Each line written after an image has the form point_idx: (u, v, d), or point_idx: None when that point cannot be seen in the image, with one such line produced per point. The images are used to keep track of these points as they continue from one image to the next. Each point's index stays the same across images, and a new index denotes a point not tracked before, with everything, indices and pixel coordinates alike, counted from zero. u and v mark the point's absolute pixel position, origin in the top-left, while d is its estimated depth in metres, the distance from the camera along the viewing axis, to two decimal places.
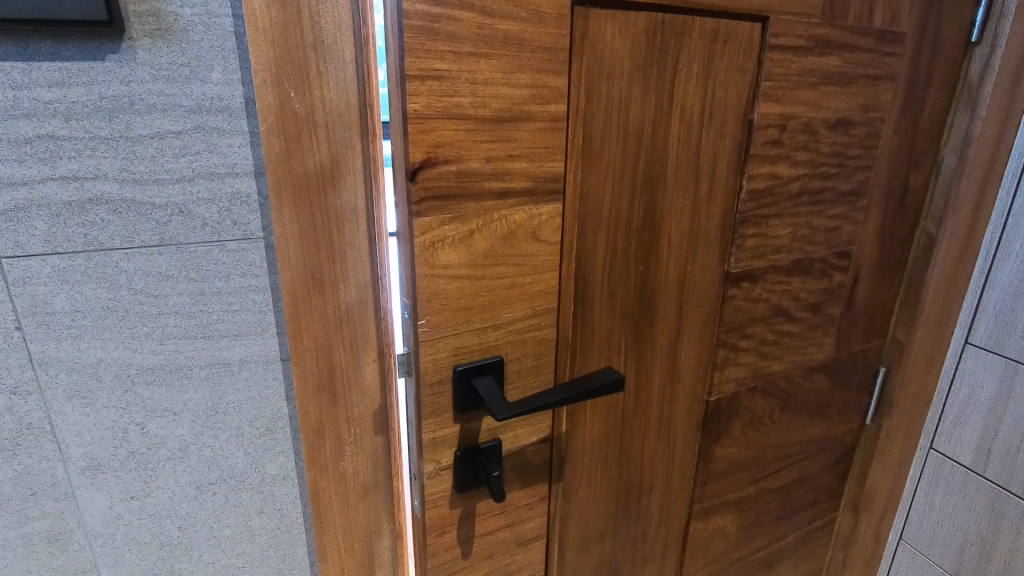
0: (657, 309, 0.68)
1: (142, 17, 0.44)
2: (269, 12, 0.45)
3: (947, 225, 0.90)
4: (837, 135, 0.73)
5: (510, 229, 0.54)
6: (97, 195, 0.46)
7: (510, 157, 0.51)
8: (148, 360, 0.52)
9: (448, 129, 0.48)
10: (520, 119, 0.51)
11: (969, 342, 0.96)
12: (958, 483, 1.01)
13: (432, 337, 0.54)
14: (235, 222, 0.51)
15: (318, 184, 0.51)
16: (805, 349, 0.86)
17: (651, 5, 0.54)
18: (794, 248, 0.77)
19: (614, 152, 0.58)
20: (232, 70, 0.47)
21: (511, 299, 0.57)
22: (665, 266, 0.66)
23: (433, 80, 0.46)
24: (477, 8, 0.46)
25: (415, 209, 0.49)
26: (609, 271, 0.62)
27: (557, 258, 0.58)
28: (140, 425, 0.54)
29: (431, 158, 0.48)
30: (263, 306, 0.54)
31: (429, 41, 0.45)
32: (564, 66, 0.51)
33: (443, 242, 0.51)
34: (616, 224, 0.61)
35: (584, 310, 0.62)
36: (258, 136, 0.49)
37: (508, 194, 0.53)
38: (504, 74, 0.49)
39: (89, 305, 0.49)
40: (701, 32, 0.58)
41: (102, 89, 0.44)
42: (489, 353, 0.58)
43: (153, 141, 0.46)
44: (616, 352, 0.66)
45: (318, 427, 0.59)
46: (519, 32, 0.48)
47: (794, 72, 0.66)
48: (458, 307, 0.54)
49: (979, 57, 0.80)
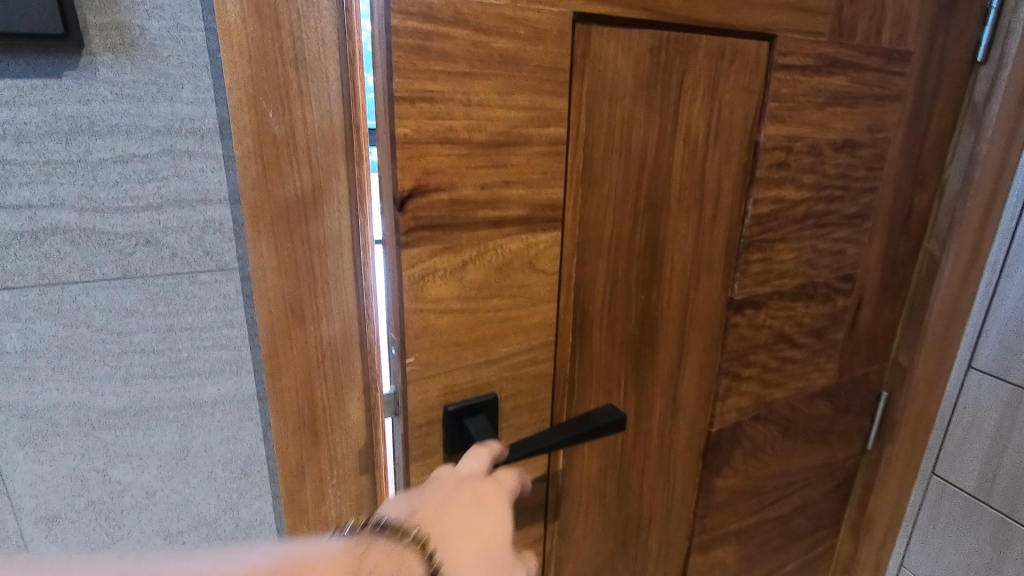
0: (659, 339, 0.64)
1: (103, 30, 0.40)
2: (246, 26, 0.41)
3: (950, 247, 0.87)
4: (843, 156, 0.71)
5: (505, 259, 0.51)
6: (53, 225, 0.42)
7: (505, 184, 0.48)
8: (110, 402, 0.48)
9: (439, 154, 0.44)
10: (517, 143, 0.47)
11: (971, 366, 0.93)
12: (961, 510, 0.99)
13: (421, 374, 0.50)
14: (208, 252, 0.47)
15: (298, 212, 0.47)
16: (808, 375, 0.83)
17: (655, 23, 0.51)
18: (798, 273, 0.74)
19: (616, 177, 0.54)
20: (204, 88, 0.43)
21: (506, 333, 0.53)
22: (667, 295, 0.63)
23: (423, 102, 0.42)
24: (472, 25, 0.42)
25: (404, 240, 0.45)
26: (610, 300, 0.59)
27: (556, 288, 0.55)
28: (102, 471, 0.49)
29: (421, 186, 0.44)
30: (238, 341, 0.50)
31: (419, 60, 0.41)
32: (564, 87, 0.48)
33: (434, 275, 0.47)
34: (617, 251, 0.57)
35: (583, 342, 0.59)
36: (233, 160, 0.45)
37: (503, 223, 0.49)
38: (500, 95, 0.45)
39: (44, 343, 0.45)
40: (707, 51, 0.55)
41: (58, 109, 0.40)
42: (482, 391, 0.54)
43: (115, 166, 0.42)
44: (616, 384, 0.63)
45: (298, 470, 0.54)
46: (517, 51, 0.45)
47: (801, 93, 0.63)
48: (450, 343, 0.50)
49: (985, 77, 0.78)
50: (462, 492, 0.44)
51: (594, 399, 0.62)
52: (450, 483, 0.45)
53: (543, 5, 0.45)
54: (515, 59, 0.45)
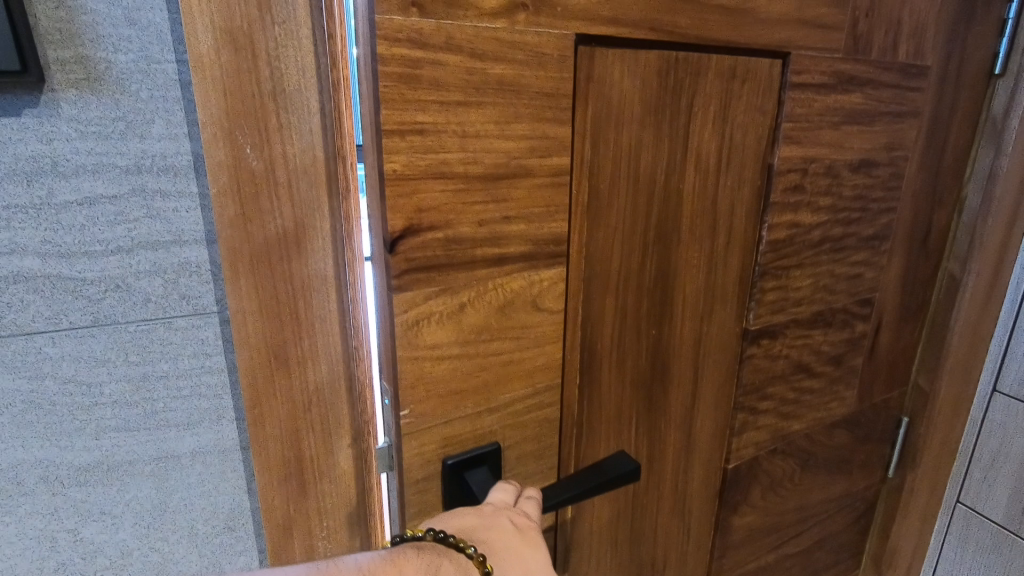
0: (672, 374, 0.61)
1: (66, 65, 0.37)
2: (219, 57, 0.38)
3: (972, 266, 0.82)
4: (859, 176, 0.67)
5: (506, 300, 0.47)
6: (15, 273, 0.39)
7: (504, 220, 0.45)
8: (80, 458, 0.45)
9: (431, 190, 0.41)
10: (517, 175, 0.44)
11: (997, 390, 0.87)
12: (990, 542, 0.92)
13: (416, 427, 0.46)
14: (184, 296, 0.44)
15: (279, 251, 0.44)
16: (827, 405, 0.79)
17: (662, 43, 0.48)
18: (816, 300, 0.70)
19: (623, 207, 0.51)
20: (177, 123, 0.40)
21: (509, 378, 0.50)
22: (680, 328, 0.59)
23: (413, 134, 0.39)
24: (465, 50, 0.39)
25: (395, 284, 0.42)
26: (618, 337, 0.55)
27: (561, 327, 0.51)
28: (72, 531, 0.46)
29: (413, 225, 0.41)
30: (218, 389, 0.47)
31: (407, 89, 0.38)
32: (567, 114, 0.45)
33: (428, 319, 0.44)
34: (625, 285, 0.54)
35: (591, 382, 0.55)
36: (209, 198, 0.42)
37: (503, 261, 0.46)
38: (497, 125, 0.42)
39: (7, 398, 0.42)
40: (719, 71, 0.52)
41: (19, 150, 0.37)
42: (485, 441, 0.50)
43: (82, 208, 0.40)
44: (627, 427, 0.59)
45: (285, 523, 0.51)
46: (515, 76, 0.42)
47: (816, 112, 0.60)
48: (447, 391, 0.47)
49: (1003, 89, 0.75)
50: (503, 514, 0.44)
51: (603, 443, 0.58)
52: (485, 508, 0.44)
53: (543, 26, 0.42)
54: (511, 86, 0.42)
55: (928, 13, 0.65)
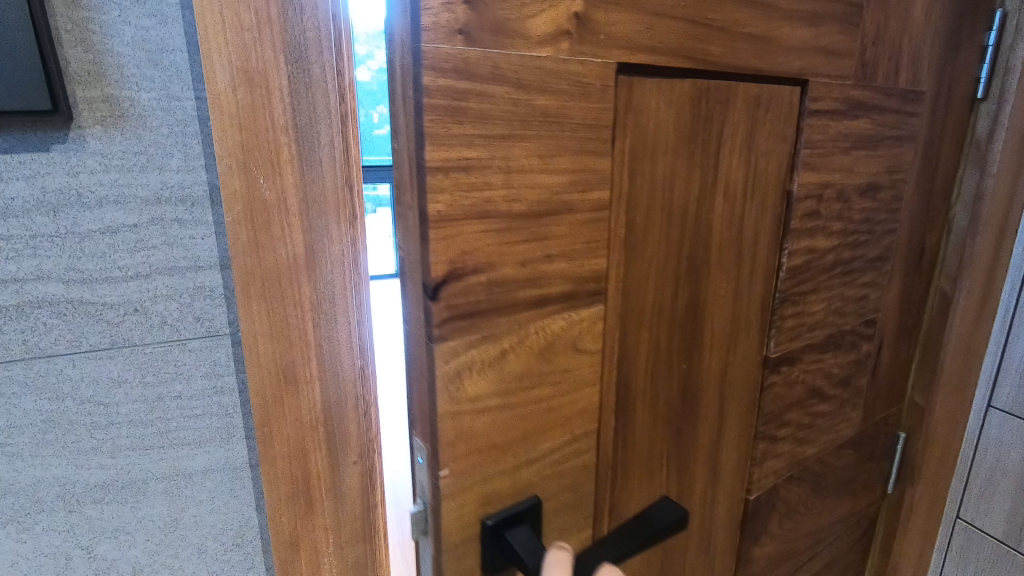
0: (701, 407, 0.62)
1: (92, 104, 0.40)
2: (235, 93, 0.41)
3: (962, 284, 0.85)
4: (866, 201, 0.70)
5: (546, 342, 0.48)
6: (39, 298, 0.41)
7: (547, 258, 0.46)
8: (96, 477, 0.46)
9: (475, 232, 0.41)
10: (559, 213, 0.45)
11: (992, 406, 0.87)
12: (989, 557, 0.91)
13: (460, 477, 0.47)
14: (198, 319, 0.46)
15: (290, 276, 0.46)
16: (837, 427, 0.80)
17: (694, 72, 0.50)
18: (829, 324, 0.72)
19: (658, 240, 0.53)
20: (195, 156, 0.43)
21: (551, 422, 0.51)
22: (708, 358, 0.61)
23: (459, 175, 0.40)
24: (512, 80, 0.40)
25: (437, 333, 0.42)
26: (652, 370, 0.57)
27: (598, 368, 0.53)
28: (87, 549, 0.48)
29: (455, 270, 0.41)
30: (229, 408, 0.49)
31: (457, 125, 0.38)
32: (607, 146, 0.46)
33: (472, 368, 0.45)
34: (658, 317, 0.55)
35: (625, 418, 0.56)
36: (224, 226, 0.44)
37: (545, 301, 0.47)
38: (541, 160, 0.43)
39: (28, 418, 0.43)
40: (746, 97, 0.54)
41: (46, 182, 0.40)
42: (524, 497, 0.51)
43: (104, 237, 0.42)
44: (657, 465, 0.61)
45: (292, 541, 0.52)
46: (560, 108, 0.43)
47: (831, 138, 0.62)
48: (489, 442, 0.48)
49: (986, 113, 0.78)
50: None
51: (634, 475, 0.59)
52: None
53: (584, 55, 0.43)
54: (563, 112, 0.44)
55: (923, 43, 0.68)
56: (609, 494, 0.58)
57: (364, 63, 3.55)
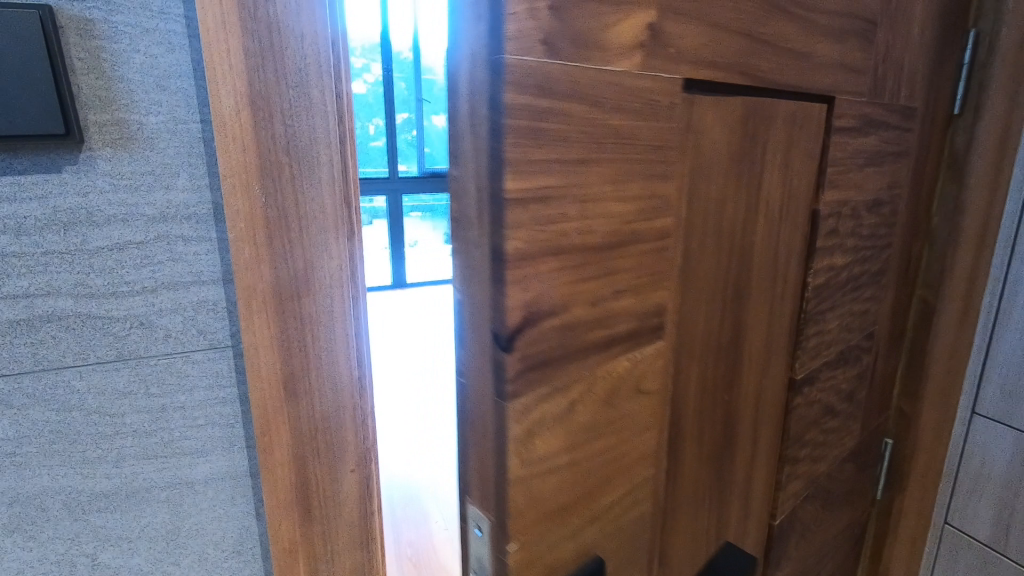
0: (739, 440, 0.56)
1: (103, 127, 0.42)
2: (239, 116, 0.43)
3: (943, 296, 0.84)
4: (872, 216, 0.68)
5: (611, 388, 0.39)
6: (48, 312, 0.43)
7: (615, 294, 0.37)
8: (101, 486, 0.48)
9: (548, 267, 0.32)
10: (629, 242, 0.36)
11: (976, 413, 0.85)
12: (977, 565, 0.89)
13: (524, 561, 0.36)
14: (201, 332, 0.47)
15: (290, 290, 0.48)
16: (841, 441, 0.79)
17: (749, 88, 0.43)
18: (839, 340, 0.68)
19: (711, 265, 0.45)
20: (200, 175, 0.45)
21: (609, 482, 0.41)
22: (748, 389, 0.54)
23: (535, 204, 0.30)
24: (589, 97, 0.31)
25: (510, 390, 0.32)
26: (699, 411, 0.48)
27: (656, 414, 0.43)
28: (91, 556, 0.49)
29: (531, 316, 0.32)
30: (230, 418, 0.50)
31: (534, 146, 0.29)
32: (672, 166, 0.38)
33: (541, 428, 0.35)
34: (707, 351, 0.47)
35: (675, 464, 0.48)
36: (226, 242, 0.46)
37: (613, 343, 0.38)
38: (613, 180, 0.34)
39: (35, 429, 0.45)
40: (788, 114, 0.47)
41: (58, 202, 0.42)
42: (589, 561, 0.41)
43: (112, 253, 0.44)
44: (704, 507, 0.53)
45: (291, 548, 0.54)
46: (631, 128, 0.34)
47: (849, 158, 0.57)
48: (554, 509, 0.37)
49: (962, 128, 0.78)
50: None
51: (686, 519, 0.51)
52: None
53: (658, 69, 0.35)
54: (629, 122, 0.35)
55: (923, 56, 0.67)
56: (665, 550, 0.49)
57: (363, 74, 3.70)
